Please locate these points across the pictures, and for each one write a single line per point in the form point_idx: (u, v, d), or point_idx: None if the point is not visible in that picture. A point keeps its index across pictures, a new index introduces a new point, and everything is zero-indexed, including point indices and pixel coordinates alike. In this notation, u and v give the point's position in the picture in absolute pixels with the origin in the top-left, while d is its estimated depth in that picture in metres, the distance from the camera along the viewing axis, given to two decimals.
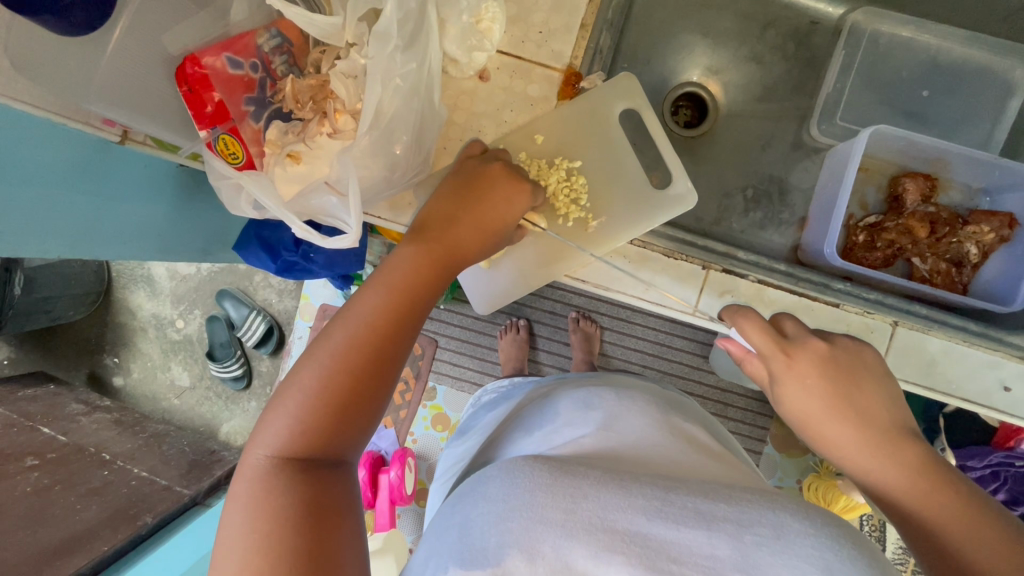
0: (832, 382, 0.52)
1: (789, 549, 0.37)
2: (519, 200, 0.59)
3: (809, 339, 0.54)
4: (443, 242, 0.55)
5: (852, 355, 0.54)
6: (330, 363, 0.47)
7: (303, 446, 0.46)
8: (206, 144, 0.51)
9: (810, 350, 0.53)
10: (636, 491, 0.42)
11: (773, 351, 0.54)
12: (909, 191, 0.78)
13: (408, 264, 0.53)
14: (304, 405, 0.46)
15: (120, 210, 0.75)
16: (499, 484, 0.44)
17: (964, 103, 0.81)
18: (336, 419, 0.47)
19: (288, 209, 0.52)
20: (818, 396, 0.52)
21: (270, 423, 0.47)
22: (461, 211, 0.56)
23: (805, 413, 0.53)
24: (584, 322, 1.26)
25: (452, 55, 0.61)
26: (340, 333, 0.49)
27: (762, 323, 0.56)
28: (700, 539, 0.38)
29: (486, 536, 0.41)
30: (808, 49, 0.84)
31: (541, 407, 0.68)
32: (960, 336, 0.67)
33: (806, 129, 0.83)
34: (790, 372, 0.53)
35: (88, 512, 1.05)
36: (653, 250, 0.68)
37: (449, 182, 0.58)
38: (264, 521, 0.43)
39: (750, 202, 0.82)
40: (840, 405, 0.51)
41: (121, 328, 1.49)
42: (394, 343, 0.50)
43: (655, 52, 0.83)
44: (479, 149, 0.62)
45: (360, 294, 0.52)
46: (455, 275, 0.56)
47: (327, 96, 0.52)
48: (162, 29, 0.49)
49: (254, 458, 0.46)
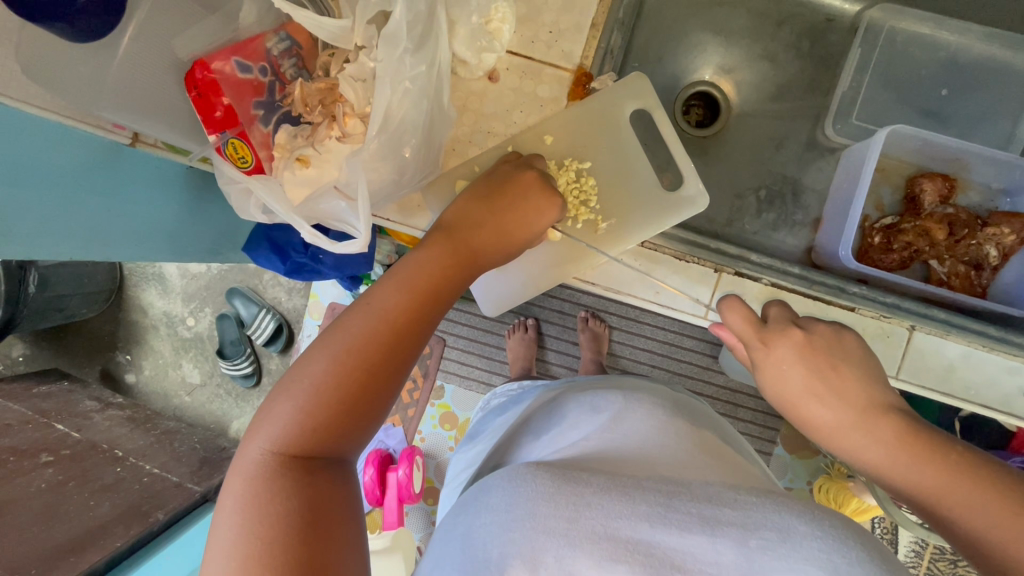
0: (809, 365, 0.51)
1: (795, 552, 0.36)
2: (548, 215, 0.60)
3: (786, 327, 0.53)
4: (462, 248, 0.56)
5: (831, 341, 0.52)
6: (337, 360, 0.47)
7: (307, 443, 0.46)
8: (216, 148, 0.51)
9: (787, 337, 0.52)
10: (639, 498, 0.41)
11: (751, 338, 0.54)
12: (927, 191, 0.76)
13: (425, 264, 0.53)
14: (309, 401, 0.46)
15: (130, 211, 0.76)
16: (502, 493, 0.43)
17: (985, 101, 0.79)
18: (341, 418, 0.46)
19: (297, 213, 0.52)
20: (797, 378, 0.51)
21: (271, 419, 0.47)
22: (486, 218, 0.58)
23: (786, 395, 0.52)
24: (593, 321, 1.26)
25: (461, 56, 0.61)
26: (349, 329, 0.49)
27: (745, 308, 0.54)
28: (703, 544, 0.38)
29: (489, 546, 0.41)
30: (823, 46, 0.82)
31: (549, 410, 0.67)
32: (978, 340, 0.66)
33: (821, 129, 0.82)
34: (767, 357, 0.53)
35: (100, 509, 1.06)
36: (665, 252, 0.67)
37: (479, 189, 0.59)
38: (261, 518, 0.42)
39: (763, 202, 0.81)
40: (817, 386, 0.50)
41: (133, 326, 1.51)
42: (406, 343, 0.50)
43: (666, 50, 0.82)
44: (515, 157, 0.63)
45: (375, 291, 0.52)
46: (471, 279, 0.57)
47: (337, 99, 0.52)
48: (170, 35, 0.48)
49: (253, 453, 0.46)
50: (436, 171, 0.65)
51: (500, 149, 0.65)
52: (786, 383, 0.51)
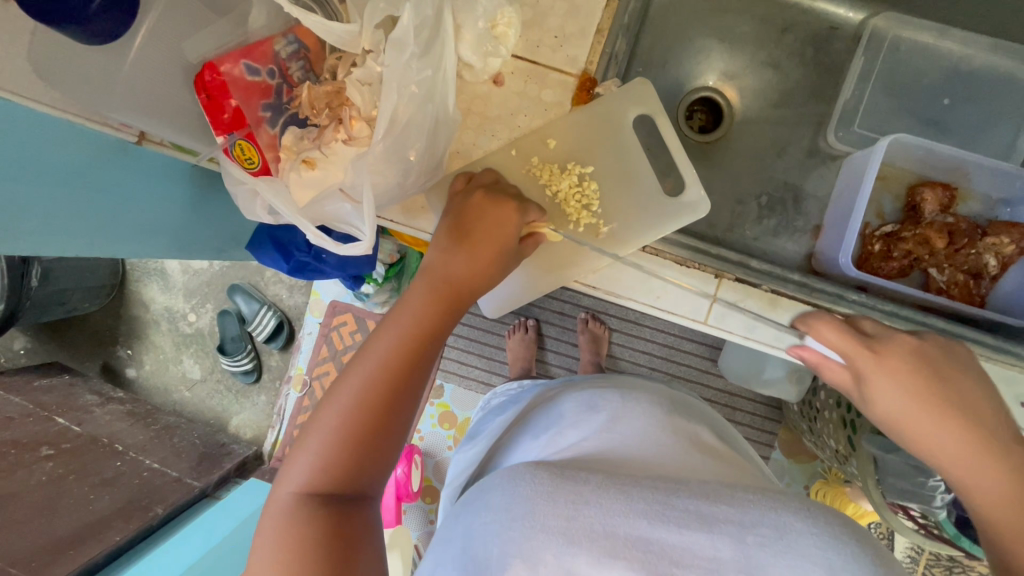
0: (926, 388, 0.54)
1: (792, 549, 0.37)
2: (510, 219, 0.59)
3: (897, 339, 0.57)
4: (449, 279, 0.57)
5: (948, 362, 0.55)
6: (348, 405, 0.51)
7: (330, 488, 0.49)
8: (223, 149, 0.51)
9: (906, 353, 0.56)
10: (637, 495, 0.41)
11: (858, 351, 0.57)
12: (927, 200, 0.77)
13: (420, 303, 0.56)
14: (328, 449, 0.50)
15: (135, 209, 0.76)
16: (501, 493, 0.44)
17: (986, 111, 0.80)
18: (354, 458, 0.50)
19: (303, 215, 0.53)
20: (914, 398, 0.54)
21: (294, 463, 0.51)
22: (458, 239, 0.58)
23: (896, 413, 0.55)
24: (593, 323, 1.26)
25: (466, 60, 0.61)
26: (357, 374, 0.52)
27: (838, 324, 0.59)
28: (702, 541, 0.38)
29: (490, 546, 0.41)
30: (827, 54, 0.82)
31: (544, 410, 0.68)
32: (976, 349, 0.66)
33: (823, 136, 0.82)
34: (877, 369, 0.56)
35: (100, 503, 1.07)
36: (666, 257, 0.67)
37: (448, 218, 0.60)
38: (289, 557, 0.46)
39: (765, 209, 0.81)
40: (935, 410, 0.53)
41: (135, 321, 1.52)
42: (407, 381, 0.53)
43: (670, 56, 0.82)
44: (463, 182, 0.63)
45: (379, 334, 0.55)
46: (464, 308, 0.59)
47: (343, 103, 0.52)
48: (182, 38, 0.49)
49: (280, 497, 0.49)
50: (440, 172, 0.65)
51: (503, 152, 0.65)
52: (878, 397, 0.56)
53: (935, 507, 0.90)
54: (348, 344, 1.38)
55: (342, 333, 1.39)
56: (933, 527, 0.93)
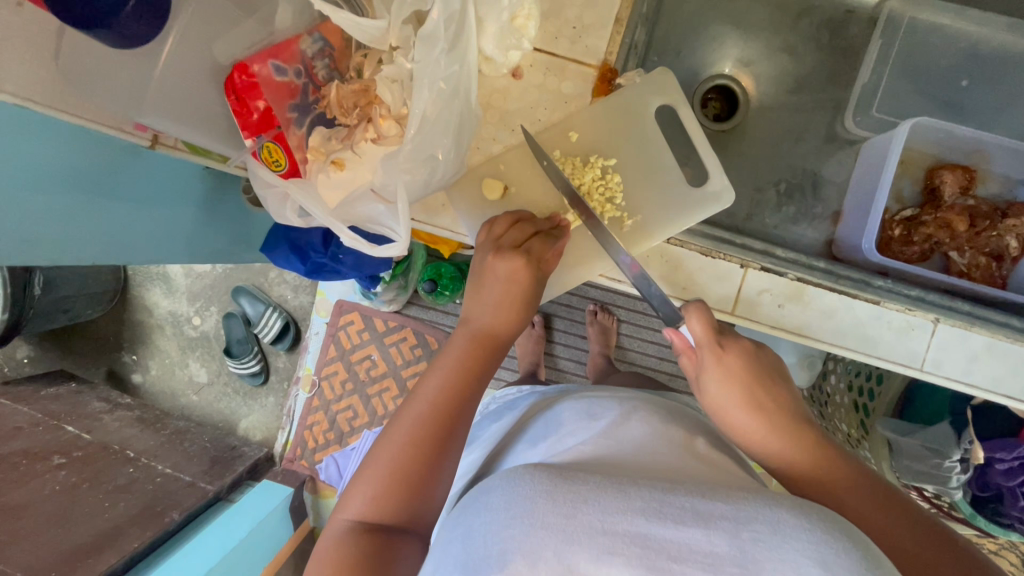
0: (752, 372, 0.55)
1: (785, 543, 0.34)
2: (519, 266, 0.59)
3: (740, 338, 0.58)
4: (485, 328, 0.59)
5: (768, 359, 0.58)
6: (400, 441, 0.52)
7: (386, 520, 0.51)
8: (252, 152, 0.52)
9: (740, 346, 0.57)
10: (634, 493, 0.38)
11: (709, 343, 0.57)
12: (947, 183, 0.77)
13: (462, 346, 0.58)
14: (383, 482, 0.51)
15: (144, 215, 0.75)
16: (500, 492, 0.40)
17: (1004, 93, 0.79)
18: (404, 493, 0.51)
19: (336, 217, 0.53)
20: (734, 386, 0.55)
21: (352, 493, 0.53)
22: (496, 282, 0.59)
23: (720, 404, 0.56)
24: (602, 314, 1.25)
25: (488, 54, 0.60)
26: (411, 412, 0.54)
27: (708, 314, 0.58)
28: (696, 536, 0.35)
29: (487, 545, 0.38)
30: (843, 38, 0.81)
31: (542, 418, 0.66)
32: (1002, 332, 0.66)
33: (840, 122, 0.82)
34: (716, 362, 0.56)
35: (116, 510, 1.07)
36: (691, 249, 0.66)
37: (482, 262, 0.61)
38: None
39: (784, 195, 0.81)
40: (750, 394, 0.54)
41: (139, 326, 1.50)
42: (454, 420, 0.54)
43: (685, 44, 0.82)
44: (506, 224, 0.63)
45: (429, 375, 0.57)
46: (498, 355, 0.59)
47: (372, 101, 0.52)
48: (214, 38, 0.48)
49: (338, 524, 0.51)
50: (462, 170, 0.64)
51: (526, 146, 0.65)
52: (712, 390, 0.56)
53: (951, 488, 0.92)
54: (355, 343, 1.38)
55: (349, 332, 1.38)
56: (945, 507, 0.98)
